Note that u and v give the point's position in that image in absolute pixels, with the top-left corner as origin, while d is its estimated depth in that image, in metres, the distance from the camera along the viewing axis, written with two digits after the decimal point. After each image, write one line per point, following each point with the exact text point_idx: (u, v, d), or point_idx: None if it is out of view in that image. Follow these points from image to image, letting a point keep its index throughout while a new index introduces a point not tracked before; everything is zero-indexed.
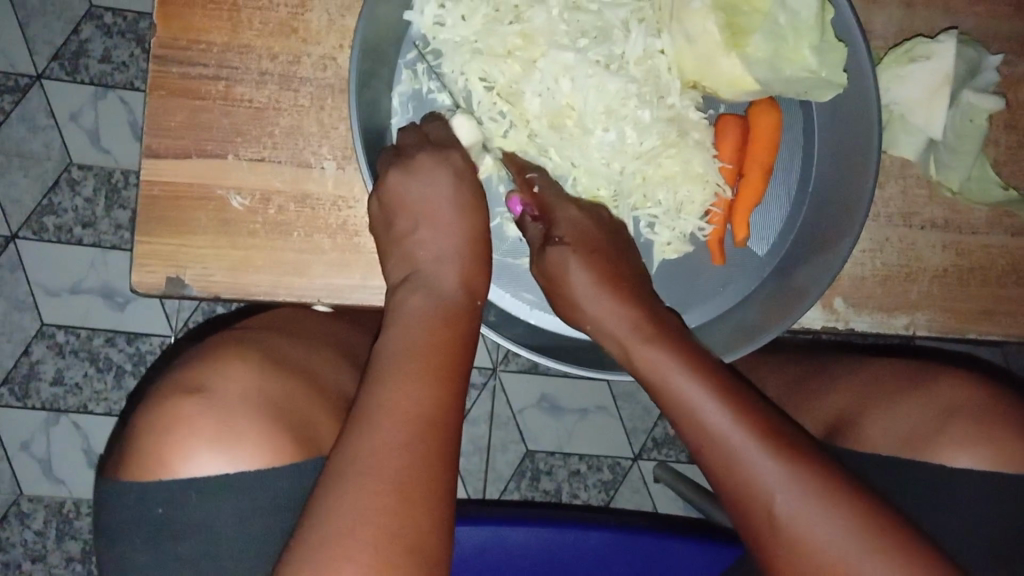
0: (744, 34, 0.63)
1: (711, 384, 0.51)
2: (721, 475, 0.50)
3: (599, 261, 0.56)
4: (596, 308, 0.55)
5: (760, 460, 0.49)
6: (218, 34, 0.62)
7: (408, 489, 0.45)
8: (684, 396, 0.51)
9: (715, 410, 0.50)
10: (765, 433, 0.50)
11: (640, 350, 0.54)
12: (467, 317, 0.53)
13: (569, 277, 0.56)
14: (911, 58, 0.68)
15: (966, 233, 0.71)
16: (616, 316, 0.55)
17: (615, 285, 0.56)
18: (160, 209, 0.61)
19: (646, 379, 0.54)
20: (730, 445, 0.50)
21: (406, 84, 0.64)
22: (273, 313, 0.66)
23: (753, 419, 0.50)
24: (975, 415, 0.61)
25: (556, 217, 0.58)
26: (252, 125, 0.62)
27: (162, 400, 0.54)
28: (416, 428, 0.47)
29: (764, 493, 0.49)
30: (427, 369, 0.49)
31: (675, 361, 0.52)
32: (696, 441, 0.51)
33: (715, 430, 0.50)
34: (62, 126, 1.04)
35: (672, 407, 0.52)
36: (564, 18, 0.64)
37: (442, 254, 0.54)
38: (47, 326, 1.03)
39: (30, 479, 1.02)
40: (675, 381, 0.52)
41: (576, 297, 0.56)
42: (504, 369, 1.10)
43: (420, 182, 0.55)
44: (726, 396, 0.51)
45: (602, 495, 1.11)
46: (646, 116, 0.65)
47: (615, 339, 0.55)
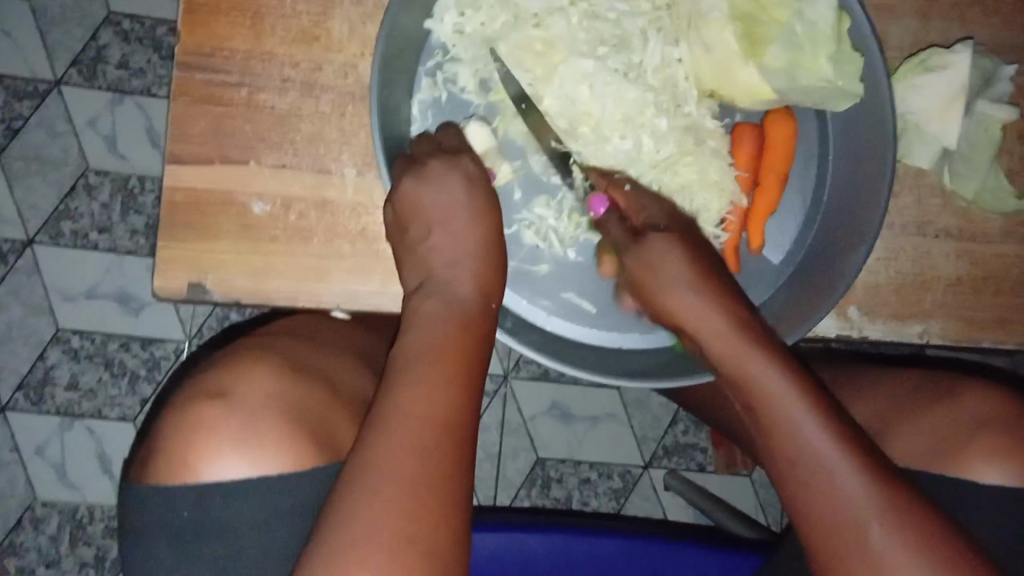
0: (762, 43, 0.63)
1: (805, 392, 0.50)
2: (804, 482, 0.48)
3: (699, 262, 0.55)
4: (688, 303, 0.53)
5: (850, 477, 0.47)
6: (241, 42, 0.63)
7: (422, 495, 0.45)
8: (779, 401, 0.50)
9: (812, 421, 0.49)
10: (862, 455, 0.48)
11: (736, 349, 0.51)
12: (481, 322, 0.53)
13: (665, 267, 0.55)
14: (926, 68, 0.68)
15: (981, 242, 0.71)
16: (714, 312, 0.53)
17: (710, 282, 0.54)
18: (181, 214, 0.61)
19: (735, 382, 0.52)
20: (824, 460, 0.48)
21: (425, 92, 0.64)
22: (293, 319, 0.66)
23: (849, 437, 0.48)
24: (994, 429, 0.61)
25: (646, 211, 0.60)
26: (273, 132, 0.63)
27: (182, 405, 0.55)
28: (434, 432, 0.47)
29: (848, 514, 0.47)
30: (442, 374, 0.49)
31: (771, 365, 0.50)
32: (780, 449, 0.49)
33: (809, 441, 0.48)
34: (80, 133, 1.05)
35: (757, 405, 0.51)
36: (583, 27, 0.65)
37: (457, 258, 0.55)
38: (63, 331, 1.04)
39: (45, 484, 1.03)
40: (770, 385, 0.50)
41: (668, 290, 0.54)
42: (516, 376, 1.10)
43: (432, 189, 0.56)
44: (818, 408, 0.49)
45: (612, 503, 1.11)
46: (663, 124, 0.66)
47: (704, 336, 0.53)
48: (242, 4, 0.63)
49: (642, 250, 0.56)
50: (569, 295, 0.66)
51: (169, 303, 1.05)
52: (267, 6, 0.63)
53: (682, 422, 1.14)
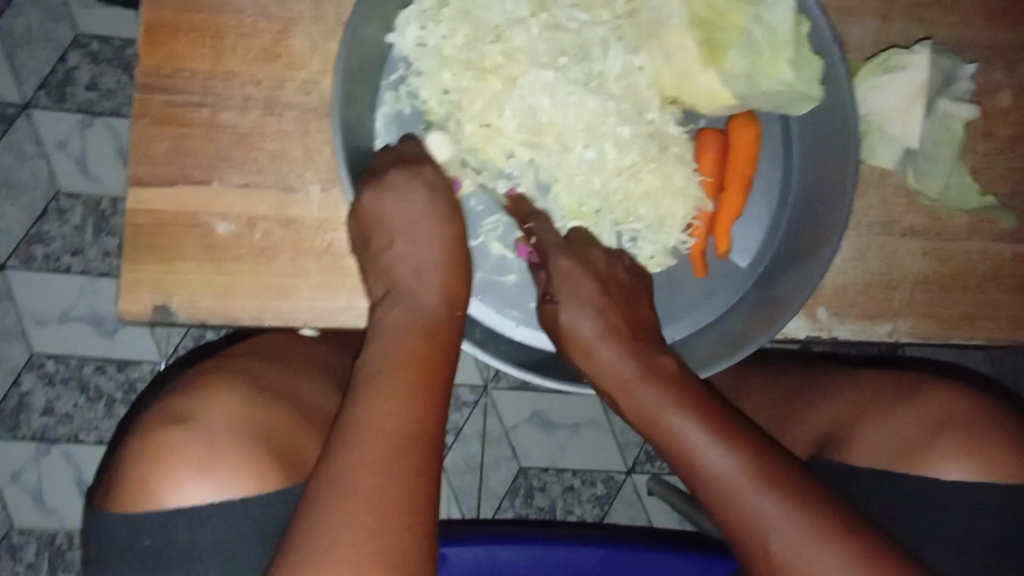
0: (722, 49, 0.64)
1: (708, 422, 0.53)
2: (720, 510, 0.52)
3: (602, 305, 0.58)
4: (597, 356, 0.57)
5: (761, 499, 0.50)
6: (201, 61, 0.62)
7: (388, 505, 0.45)
8: (689, 443, 0.53)
9: (716, 452, 0.52)
10: (771, 476, 0.51)
11: (640, 398, 0.55)
12: (445, 331, 0.53)
13: (571, 326, 0.58)
14: (886, 68, 0.69)
15: (947, 239, 0.71)
16: (618, 364, 0.56)
17: (610, 328, 0.57)
18: (146, 237, 0.61)
19: (645, 426, 0.55)
20: (737, 487, 0.51)
21: (389, 105, 0.64)
22: (262, 337, 0.66)
23: (756, 458, 0.52)
24: (961, 431, 0.62)
25: (558, 262, 0.60)
26: (236, 151, 0.62)
27: (146, 429, 0.54)
28: (398, 442, 0.47)
29: (762, 535, 0.50)
30: (406, 382, 0.49)
31: (674, 406, 0.54)
32: (697, 483, 0.53)
33: (718, 473, 0.51)
34: (49, 155, 1.04)
35: (665, 444, 0.54)
36: (544, 37, 0.65)
37: (421, 267, 0.55)
38: (36, 356, 1.03)
39: (22, 510, 1.02)
40: (676, 424, 0.53)
41: (580, 347, 0.57)
42: (496, 387, 1.10)
43: (396, 197, 0.56)
44: (726, 439, 0.52)
45: (595, 510, 1.11)
46: (626, 132, 0.66)
47: (613, 386, 0.56)
48: (202, 24, 0.62)
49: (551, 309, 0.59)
50: None
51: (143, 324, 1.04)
52: (227, 25, 0.63)
53: None
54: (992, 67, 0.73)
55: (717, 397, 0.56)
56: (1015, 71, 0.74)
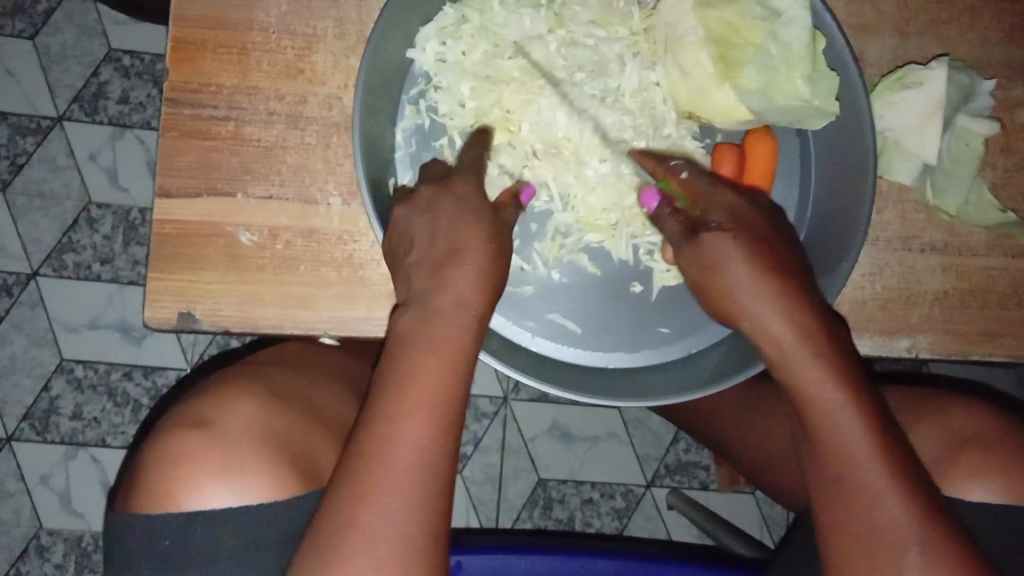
0: (737, 65, 0.64)
1: (859, 409, 0.51)
2: (844, 493, 0.51)
3: (762, 252, 0.53)
4: (754, 305, 0.53)
5: (889, 500, 0.50)
6: (227, 77, 0.64)
7: (411, 544, 0.47)
8: (835, 425, 0.51)
9: (864, 443, 0.51)
10: (906, 480, 0.50)
11: (799, 363, 0.52)
12: (462, 344, 0.50)
13: (723, 269, 0.53)
14: (904, 85, 0.69)
15: (966, 255, 0.71)
16: (781, 324, 0.52)
17: (781, 284, 0.53)
18: (171, 246, 0.63)
19: (789, 388, 0.53)
20: (869, 481, 0.50)
21: (408, 119, 0.66)
22: (282, 346, 0.67)
23: (897, 461, 0.51)
24: (984, 448, 0.61)
25: (705, 198, 0.57)
26: (260, 164, 0.64)
27: (165, 433, 0.56)
28: (416, 482, 0.48)
29: (882, 530, 0.50)
30: (424, 410, 0.49)
31: (833, 381, 0.52)
32: (830, 464, 0.52)
33: (858, 464, 0.51)
34: (81, 166, 1.07)
35: (803, 410, 0.53)
36: (561, 53, 0.67)
37: (439, 274, 0.51)
38: (66, 361, 1.06)
39: (50, 512, 1.04)
40: (826, 399, 0.52)
41: (730, 293, 0.54)
42: (515, 398, 1.11)
43: (425, 211, 0.53)
44: (872, 430, 0.51)
45: (615, 524, 1.11)
46: (642, 147, 0.67)
47: (772, 340, 0.53)
48: (227, 40, 0.64)
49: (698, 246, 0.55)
50: (554, 315, 0.66)
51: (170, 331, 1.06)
52: (252, 41, 0.65)
53: (684, 441, 1.13)
54: (1012, 83, 0.73)
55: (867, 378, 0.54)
56: None
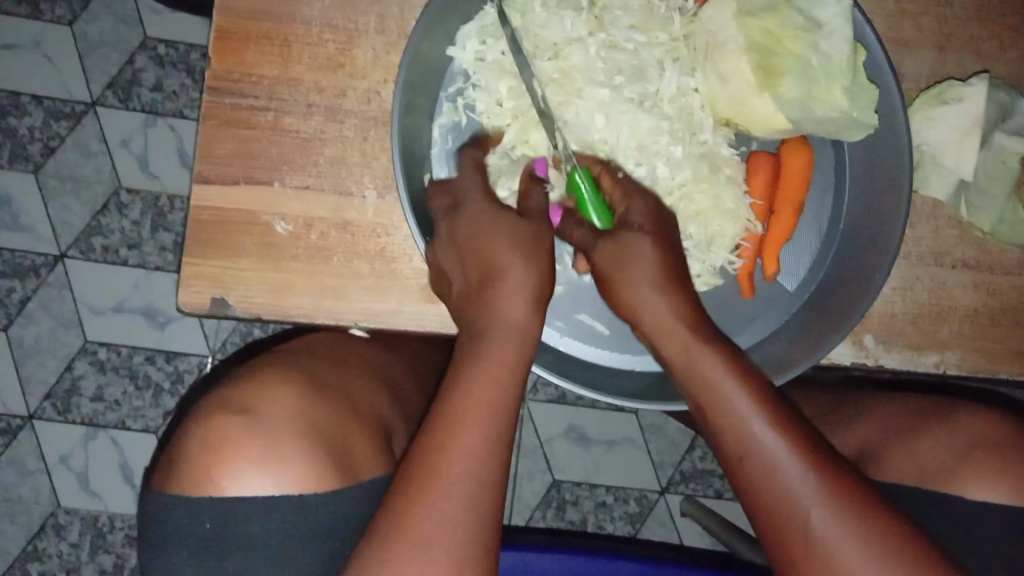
0: (777, 74, 0.64)
1: (750, 386, 0.52)
2: (750, 470, 0.51)
3: (666, 252, 0.55)
4: (648, 301, 0.54)
5: (794, 470, 0.50)
6: (268, 67, 0.65)
7: (467, 533, 0.48)
8: (732, 406, 0.51)
9: (759, 418, 0.51)
10: (806, 448, 0.50)
11: (691, 351, 0.53)
12: (523, 358, 0.53)
13: (631, 266, 0.54)
14: (942, 100, 0.69)
15: (997, 274, 0.71)
16: (669, 312, 0.54)
17: (676, 275, 0.54)
18: (207, 232, 0.63)
19: (683, 378, 0.54)
20: (768, 454, 0.50)
21: (446, 116, 0.66)
22: (313, 336, 0.68)
23: (794, 431, 0.51)
24: (982, 449, 0.61)
25: (630, 204, 0.57)
26: (298, 154, 0.65)
27: (206, 417, 0.56)
28: (474, 478, 0.49)
29: (791, 500, 0.49)
30: (490, 419, 0.51)
31: (718, 363, 0.52)
32: (731, 444, 0.52)
33: (756, 438, 0.51)
34: (113, 151, 1.08)
35: (700, 397, 0.53)
36: (601, 56, 0.67)
37: (505, 293, 0.53)
38: (90, 343, 1.07)
39: (68, 492, 1.05)
40: (716, 381, 0.52)
41: (632, 285, 0.54)
42: (533, 399, 1.11)
43: (496, 231, 0.55)
44: (766, 405, 0.51)
45: (627, 527, 1.11)
46: (678, 152, 0.67)
47: (666, 333, 0.54)
48: (271, 32, 0.65)
49: (611, 243, 0.55)
50: (582, 316, 0.66)
51: (194, 318, 1.07)
52: (295, 34, 0.65)
53: (700, 448, 1.13)
54: None
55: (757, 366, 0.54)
56: None
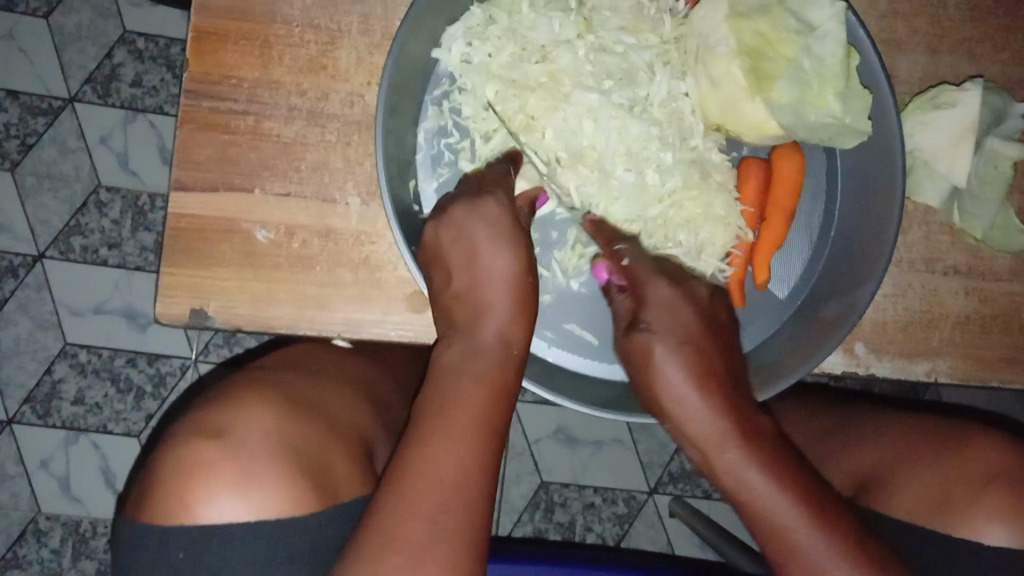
0: (770, 79, 0.62)
1: (797, 498, 0.51)
2: None
3: (698, 356, 0.54)
4: (686, 409, 0.54)
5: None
6: (248, 70, 0.63)
7: (444, 552, 0.46)
8: (781, 523, 0.51)
9: (808, 531, 0.51)
10: (863, 562, 0.50)
11: (730, 462, 0.52)
12: (509, 384, 0.53)
13: (664, 373, 0.54)
14: (934, 104, 0.68)
15: (989, 280, 0.70)
16: (707, 421, 0.53)
17: (711, 385, 0.53)
18: (185, 240, 0.62)
19: (725, 485, 0.53)
20: (822, 570, 0.50)
21: (431, 120, 0.65)
22: (295, 346, 0.66)
23: (843, 539, 0.51)
24: (1000, 486, 0.61)
25: (647, 287, 0.57)
26: (279, 160, 0.63)
27: (180, 440, 0.54)
28: (452, 497, 0.48)
29: None
30: (473, 441, 0.50)
31: (759, 477, 0.52)
32: (781, 557, 0.52)
33: (809, 556, 0.51)
34: (92, 148, 1.06)
35: (746, 508, 0.52)
36: (590, 59, 0.65)
37: (486, 301, 0.54)
38: (70, 346, 1.05)
39: (48, 497, 1.03)
40: (758, 495, 0.52)
41: (671, 397, 0.54)
42: (521, 400, 1.10)
43: (486, 243, 0.54)
44: (815, 517, 0.51)
45: (616, 529, 1.11)
46: (668, 158, 0.65)
47: (699, 443, 0.54)
48: (250, 33, 0.63)
49: (642, 346, 0.55)
50: (571, 325, 0.65)
51: (179, 327, 1.05)
52: (276, 35, 0.63)
53: None
54: None
55: (799, 458, 0.54)
56: None
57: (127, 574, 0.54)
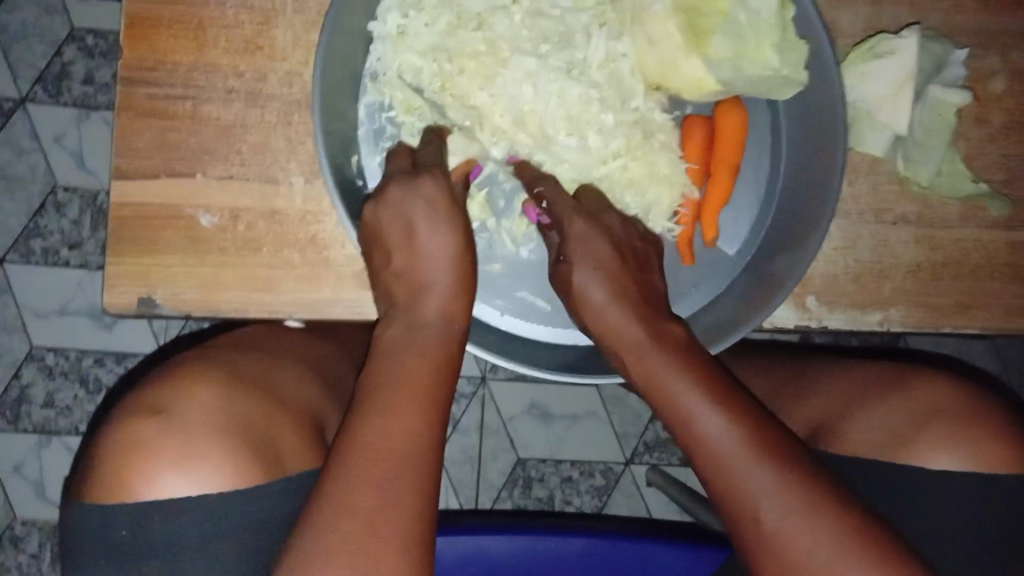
0: (707, 34, 0.63)
1: (711, 395, 0.51)
2: (709, 478, 0.50)
3: (613, 266, 0.57)
4: (607, 317, 0.55)
5: (741, 462, 0.49)
6: (183, 54, 0.63)
7: (374, 512, 0.46)
8: (699, 427, 0.50)
9: (710, 412, 0.50)
10: (757, 437, 0.49)
11: (648, 359, 0.53)
12: (454, 356, 0.53)
13: (578, 277, 0.57)
14: (875, 54, 0.68)
15: (940, 227, 0.70)
16: (622, 320, 0.55)
17: (628, 296, 0.56)
18: (129, 229, 0.62)
19: (646, 387, 0.54)
20: (723, 453, 0.49)
21: (372, 95, 0.64)
22: (246, 329, 0.66)
23: (755, 432, 0.49)
24: (948, 417, 0.62)
25: (562, 209, 0.60)
26: (219, 144, 0.63)
27: (123, 419, 0.55)
28: (392, 463, 0.48)
29: (749, 500, 0.48)
30: (414, 405, 0.50)
31: (672, 366, 0.52)
32: (694, 449, 0.51)
33: (708, 436, 0.50)
34: (47, 149, 1.05)
35: (670, 414, 0.52)
36: (527, 24, 0.65)
37: (426, 273, 0.54)
38: (37, 349, 1.04)
39: (24, 501, 1.03)
40: (676, 398, 0.52)
41: (588, 305, 0.56)
42: (493, 379, 1.11)
43: (424, 223, 0.54)
44: (721, 401, 0.50)
45: (595, 501, 1.11)
46: (609, 120, 0.65)
47: (622, 345, 0.55)
48: (183, 17, 0.63)
49: (563, 262, 0.58)
50: (524, 293, 0.65)
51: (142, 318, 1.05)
52: (208, 17, 0.63)
53: None
54: (985, 52, 0.72)
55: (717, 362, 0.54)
56: (1010, 56, 0.73)
57: (78, 552, 0.55)
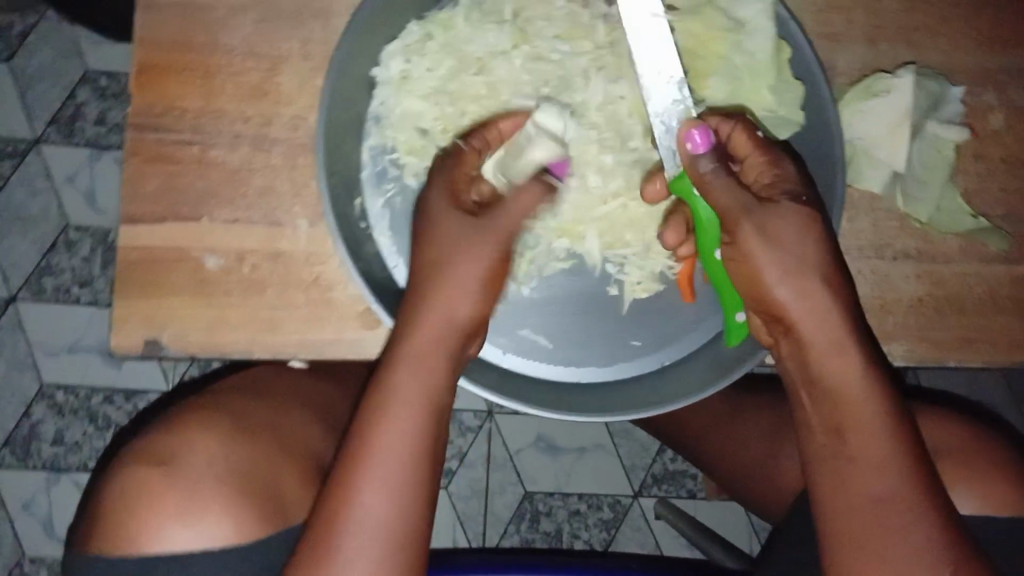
0: (703, 77, 0.64)
1: (895, 425, 0.50)
2: (863, 504, 0.50)
3: (828, 250, 0.53)
4: (814, 305, 0.51)
5: (911, 505, 0.49)
6: (191, 100, 0.64)
7: (359, 532, 0.50)
8: (885, 457, 0.50)
9: (892, 443, 0.50)
10: (926, 482, 0.50)
11: (842, 362, 0.51)
12: (451, 370, 0.55)
13: (791, 248, 0.52)
14: (872, 93, 0.69)
15: (941, 262, 0.71)
16: (833, 312, 0.51)
17: (841, 287, 0.52)
18: (137, 272, 0.63)
19: (823, 389, 0.52)
20: (897, 487, 0.49)
21: (375, 138, 0.65)
22: (254, 370, 0.67)
23: (927, 476, 0.50)
24: (950, 458, 0.62)
25: (768, 175, 0.55)
26: (225, 187, 0.64)
27: (127, 472, 0.56)
28: (379, 487, 0.51)
29: (908, 543, 0.49)
30: (405, 429, 0.52)
31: (870, 381, 0.51)
32: (863, 469, 0.50)
33: (885, 463, 0.50)
34: (60, 188, 1.07)
35: (843, 423, 0.51)
36: (527, 68, 0.67)
37: (439, 288, 0.55)
38: (47, 386, 1.05)
39: (32, 538, 1.04)
40: (869, 419, 0.50)
41: (785, 279, 0.52)
42: (499, 412, 1.11)
43: (451, 249, 0.56)
44: (903, 434, 0.50)
45: (603, 535, 1.10)
46: (610, 160, 0.67)
47: (822, 337, 0.51)
48: (192, 64, 0.64)
49: (769, 221, 0.52)
50: (525, 331, 0.66)
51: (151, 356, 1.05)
52: (216, 64, 0.64)
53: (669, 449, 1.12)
54: (983, 89, 0.73)
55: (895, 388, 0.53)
56: (1007, 93, 0.73)
57: None
